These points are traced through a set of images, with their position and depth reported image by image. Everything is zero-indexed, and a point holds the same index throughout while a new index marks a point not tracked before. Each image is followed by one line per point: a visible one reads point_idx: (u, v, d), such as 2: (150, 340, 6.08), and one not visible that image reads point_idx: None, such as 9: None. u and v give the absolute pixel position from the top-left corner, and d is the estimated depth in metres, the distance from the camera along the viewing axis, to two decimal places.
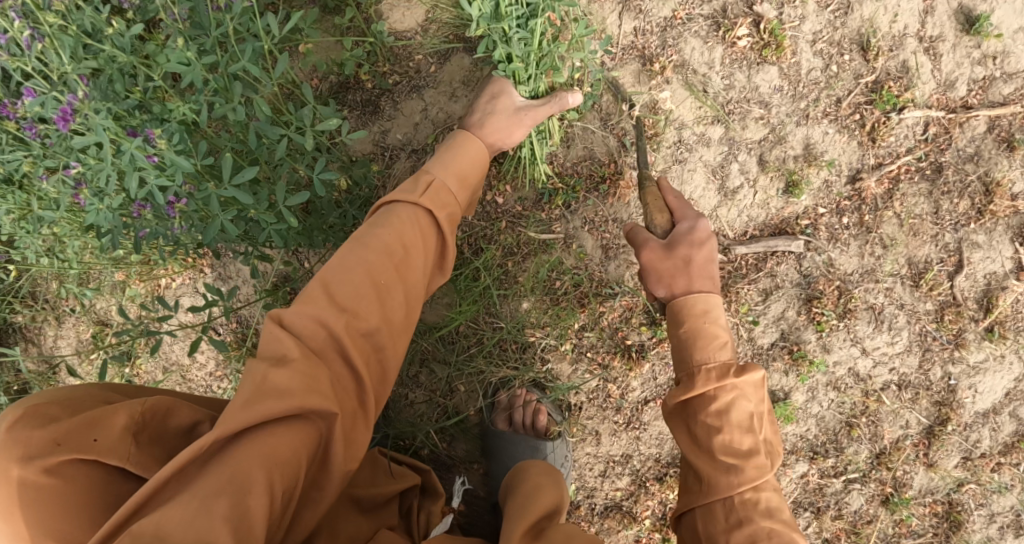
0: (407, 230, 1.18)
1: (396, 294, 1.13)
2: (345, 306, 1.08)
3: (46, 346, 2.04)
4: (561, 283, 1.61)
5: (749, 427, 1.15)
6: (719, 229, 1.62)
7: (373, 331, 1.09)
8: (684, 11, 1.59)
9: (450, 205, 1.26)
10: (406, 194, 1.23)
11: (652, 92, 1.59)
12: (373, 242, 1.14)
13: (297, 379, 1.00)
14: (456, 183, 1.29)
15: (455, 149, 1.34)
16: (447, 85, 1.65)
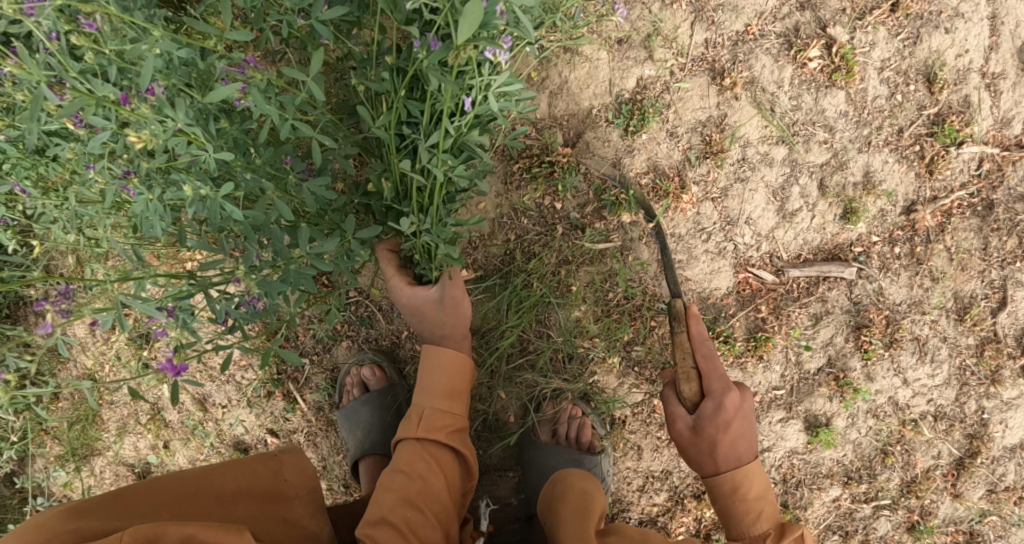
0: (412, 476, 1.33)
1: (431, 503, 1.31)
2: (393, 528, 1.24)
3: (59, 321, 2.03)
4: (612, 294, 1.57)
5: (755, 510, 1.30)
6: (774, 250, 1.60)
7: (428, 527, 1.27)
8: (757, 27, 1.57)
9: (448, 418, 1.42)
10: (405, 433, 1.40)
11: (721, 107, 1.56)
12: (399, 503, 1.28)
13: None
14: (441, 401, 1.42)
15: (431, 362, 1.45)
16: (509, 82, 1.57)
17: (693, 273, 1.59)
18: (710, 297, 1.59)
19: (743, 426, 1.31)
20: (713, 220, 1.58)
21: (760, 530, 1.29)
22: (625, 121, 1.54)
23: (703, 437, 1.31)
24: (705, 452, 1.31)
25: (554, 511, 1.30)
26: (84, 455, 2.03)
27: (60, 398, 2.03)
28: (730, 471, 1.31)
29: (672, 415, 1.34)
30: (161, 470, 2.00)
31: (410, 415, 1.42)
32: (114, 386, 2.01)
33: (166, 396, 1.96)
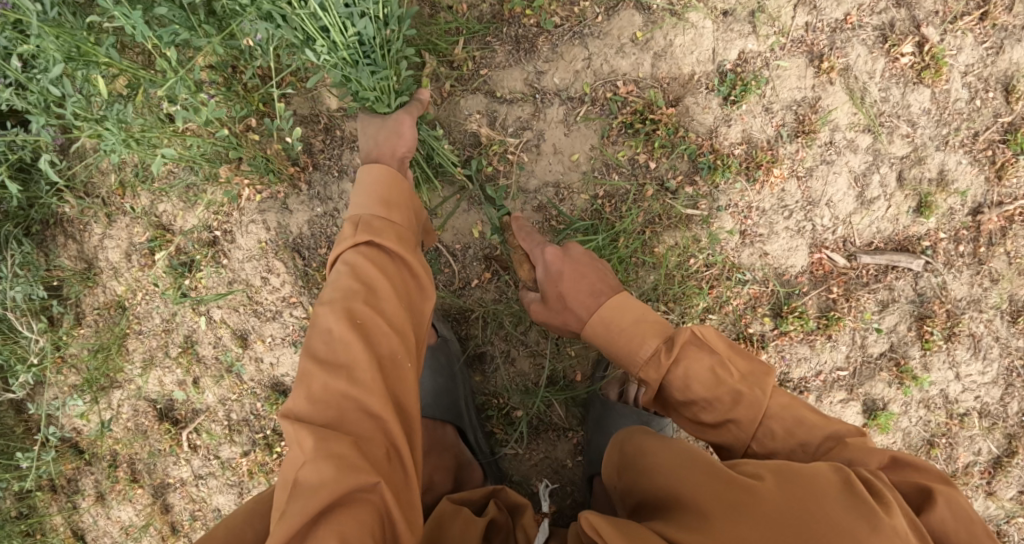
0: (352, 281, 1.23)
1: (376, 299, 1.21)
2: (335, 355, 1.16)
3: (89, 244, 1.91)
4: (693, 261, 1.61)
5: (637, 334, 1.25)
6: (849, 235, 1.62)
7: (375, 324, 1.19)
8: (857, 17, 1.57)
9: (387, 227, 1.31)
10: (343, 242, 1.28)
11: (816, 89, 1.59)
12: (343, 320, 1.17)
13: (326, 413, 1.11)
14: (379, 207, 1.33)
15: (363, 183, 1.37)
16: (614, 39, 1.59)
17: (772, 248, 1.61)
18: (786, 273, 1.62)
19: (581, 274, 1.36)
20: (796, 198, 1.61)
21: (650, 351, 1.23)
22: (723, 91, 1.57)
23: (555, 299, 1.37)
24: (563, 310, 1.36)
25: (635, 467, 1.16)
26: (103, 387, 1.94)
27: (82, 324, 1.93)
28: (591, 315, 1.31)
29: (528, 306, 1.43)
30: (186, 408, 1.92)
31: (348, 226, 1.31)
32: (143, 316, 1.92)
33: (203, 329, 1.87)
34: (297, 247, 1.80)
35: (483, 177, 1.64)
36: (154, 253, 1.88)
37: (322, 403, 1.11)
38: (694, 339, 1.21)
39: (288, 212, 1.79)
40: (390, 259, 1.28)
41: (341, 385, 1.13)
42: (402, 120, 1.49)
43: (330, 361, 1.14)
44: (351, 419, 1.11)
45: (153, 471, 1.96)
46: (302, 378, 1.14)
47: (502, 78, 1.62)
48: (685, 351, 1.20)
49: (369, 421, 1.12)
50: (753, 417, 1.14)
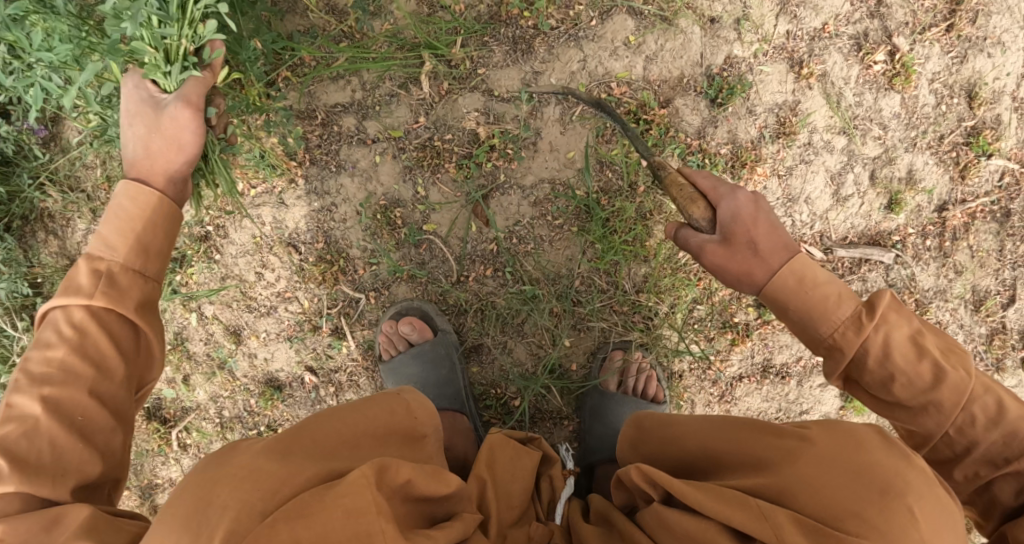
0: (87, 367, 1.12)
1: (63, 382, 1.11)
2: (43, 445, 1.07)
3: (72, 240, 1.93)
4: (682, 254, 1.67)
5: (833, 293, 1.17)
6: (825, 231, 1.72)
7: (67, 403, 1.10)
8: (833, 26, 1.69)
9: (126, 281, 1.20)
10: (67, 314, 1.14)
11: (796, 94, 1.68)
12: (56, 412, 1.08)
13: (12, 508, 1.03)
14: (125, 253, 1.21)
15: (112, 212, 1.23)
16: (608, 42, 1.67)
17: None
18: None
19: (902, 313, 1.16)
20: (777, 195, 1.70)
21: (846, 313, 1.16)
22: (711, 95, 1.66)
23: (876, 331, 1.14)
24: (748, 259, 1.22)
25: (657, 436, 1.21)
26: None
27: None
28: (784, 268, 1.20)
29: (697, 246, 1.26)
30: (175, 406, 1.92)
31: (82, 272, 1.18)
32: None
33: (193, 326, 1.87)
34: (292, 241, 1.81)
35: (481, 173, 1.70)
36: None
37: (23, 509, 1.04)
38: (894, 305, 1.16)
39: (284, 207, 1.80)
40: (124, 323, 1.18)
41: (42, 490, 1.05)
42: (180, 126, 1.34)
43: (28, 464, 1.05)
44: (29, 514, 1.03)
45: (140, 472, 1.97)
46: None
47: (499, 77, 1.70)
48: (889, 317, 1.14)
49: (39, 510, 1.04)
50: (957, 401, 1.11)
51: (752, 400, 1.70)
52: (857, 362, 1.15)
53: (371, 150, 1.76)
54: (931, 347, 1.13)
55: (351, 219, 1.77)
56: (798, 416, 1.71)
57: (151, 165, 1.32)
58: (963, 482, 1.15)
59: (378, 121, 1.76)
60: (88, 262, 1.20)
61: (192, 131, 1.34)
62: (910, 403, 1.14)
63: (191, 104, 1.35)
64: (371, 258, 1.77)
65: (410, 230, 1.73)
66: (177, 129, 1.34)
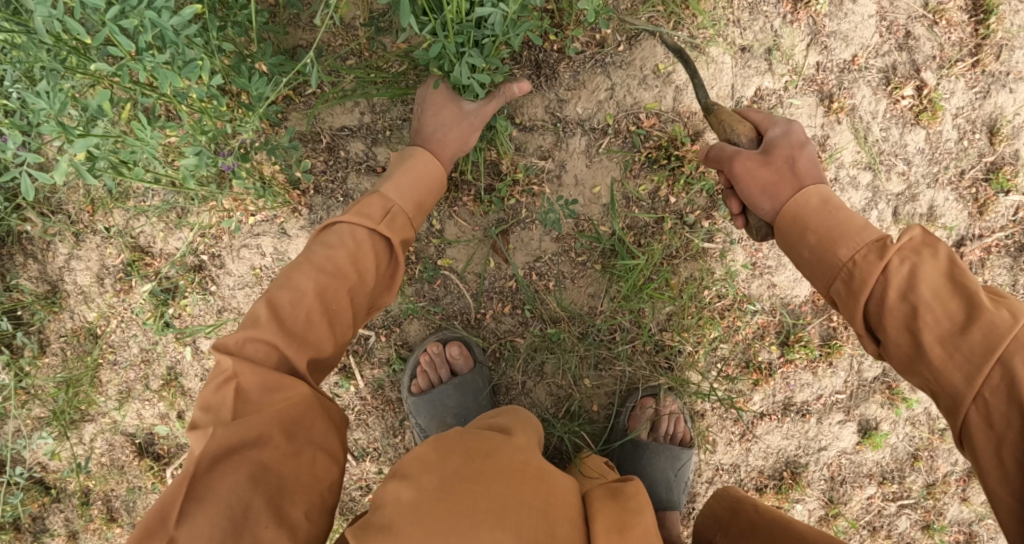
0: (354, 283, 1.24)
1: (340, 307, 1.22)
2: (293, 328, 1.17)
3: (54, 265, 1.91)
4: (707, 292, 1.64)
5: (859, 219, 1.16)
6: None
7: (324, 332, 1.20)
8: (862, 59, 1.65)
9: (406, 228, 1.33)
10: (353, 229, 1.27)
11: (825, 128, 1.65)
12: (321, 295, 1.20)
13: (256, 353, 1.12)
14: (412, 209, 1.35)
15: (409, 165, 1.39)
16: (637, 69, 1.60)
17: (780, 279, 1.67)
18: (791, 302, 1.68)
19: (936, 252, 1.08)
20: None
21: (873, 240, 1.12)
22: None
23: (900, 261, 1.07)
24: (781, 172, 1.28)
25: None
26: (73, 421, 1.95)
27: (47, 352, 1.94)
28: (808, 189, 1.24)
29: (733, 153, 1.32)
30: (170, 443, 1.95)
31: (375, 205, 1.32)
32: (118, 345, 1.93)
33: (188, 360, 1.89)
34: None
35: (503, 208, 1.61)
36: (131, 277, 1.88)
37: (265, 360, 1.13)
38: (928, 244, 1.09)
39: (286, 237, 1.75)
40: (389, 261, 1.31)
41: (286, 352, 1.15)
42: (466, 129, 1.47)
43: (288, 330, 1.15)
44: (271, 371, 1.12)
45: (133, 509, 1.99)
46: (255, 326, 1.14)
47: (522, 106, 1.58)
48: (919, 252, 1.08)
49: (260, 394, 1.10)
50: (991, 349, 0.97)
51: (773, 437, 1.70)
52: (877, 296, 1.08)
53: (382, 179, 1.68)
54: (970, 287, 1.03)
55: None
56: (815, 452, 1.72)
57: (433, 138, 1.45)
58: (1015, 471, 0.96)
59: (390, 147, 1.68)
60: (380, 199, 1.33)
61: (457, 149, 1.46)
62: (935, 349, 1.02)
63: (467, 124, 1.46)
64: None
65: (424, 265, 1.65)
66: (471, 126, 1.46)
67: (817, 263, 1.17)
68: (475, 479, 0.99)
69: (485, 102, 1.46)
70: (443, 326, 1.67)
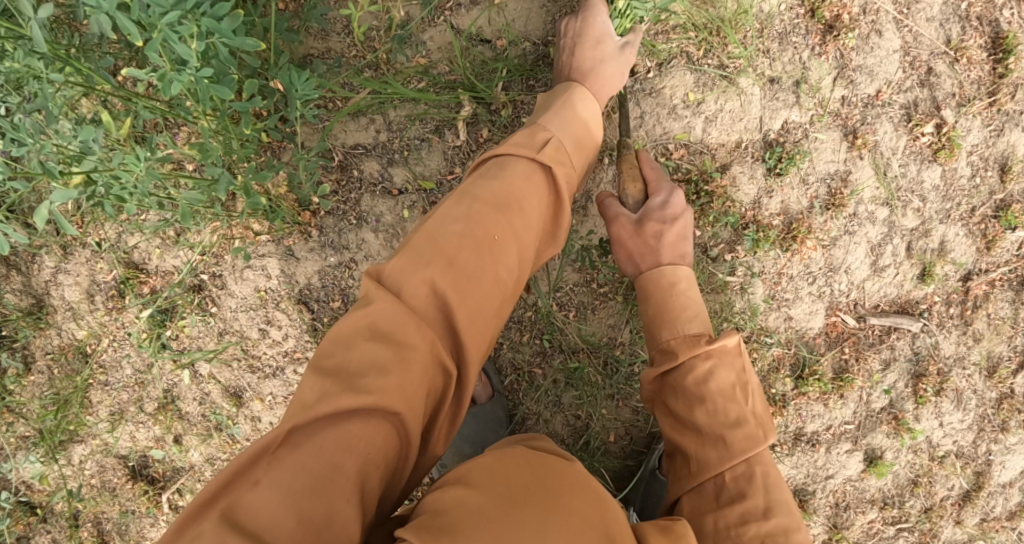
0: (495, 268, 1.10)
1: (506, 246, 1.12)
2: (453, 257, 1.07)
3: (39, 279, 1.91)
4: (726, 325, 1.66)
5: (690, 306, 1.36)
6: (859, 299, 1.72)
7: (492, 275, 1.10)
8: (886, 94, 1.65)
9: (564, 161, 1.26)
10: (480, 199, 1.13)
11: (847, 164, 1.65)
12: (482, 232, 1.10)
13: (410, 288, 1.04)
14: (572, 143, 1.29)
15: (569, 102, 1.36)
16: (667, 99, 1.58)
17: (796, 312, 1.69)
18: (805, 334, 1.71)
19: (698, 315, 1.36)
20: (820, 264, 1.68)
21: (681, 284, 1.39)
22: (769, 162, 1.60)
23: (677, 291, 1.38)
24: (649, 244, 1.41)
25: None
26: (63, 442, 1.94)
27: (33, 370, 1.92)
28: (669, 234, 1.41)
29: (616, 213, 1.46)
30: (165, 466, 1.89)
31: (540, 138, 1.25)
32: (110, 366, 1.88)
33: (187, 384, 1.81)
34: (305, 298, 1.68)
35: None
36: (123, 295, 1.83)
37: (424, 299, 1.04)
38: (691, 283, 1.40)
39: (294, 259, 1.66)
40: (552, 192, 1.21)
41: (441, 290, 1.05)
42: (616, 71, 1.47)
43: (446, 260, 1.06)
44: (417, 314, 1.03)
45: (126, 532, 1.95)
46: (410, 252, 1.07)
47: None
48: (683, 290, 1.39)
49: (414, 334, 1.01)
50: (698, 382, 1.28)
51: (783, 466, 1.73)
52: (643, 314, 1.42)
53: (398, 202, 1.60)
54: (699, 309, 1.37)
55: None
56: (823, 480, 1.75)
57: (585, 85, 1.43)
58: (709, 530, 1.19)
59: (408, 169, 1.59)
60: (536, 129, 1.28)
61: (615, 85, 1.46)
62: (676, 374, 1.31)
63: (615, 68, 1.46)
64: None
65: None
66: (613, 74, 1.46)
67: (654, 326, 1.37)
68: (542, 503, 0.90)
69: (620, 55, 1.47)
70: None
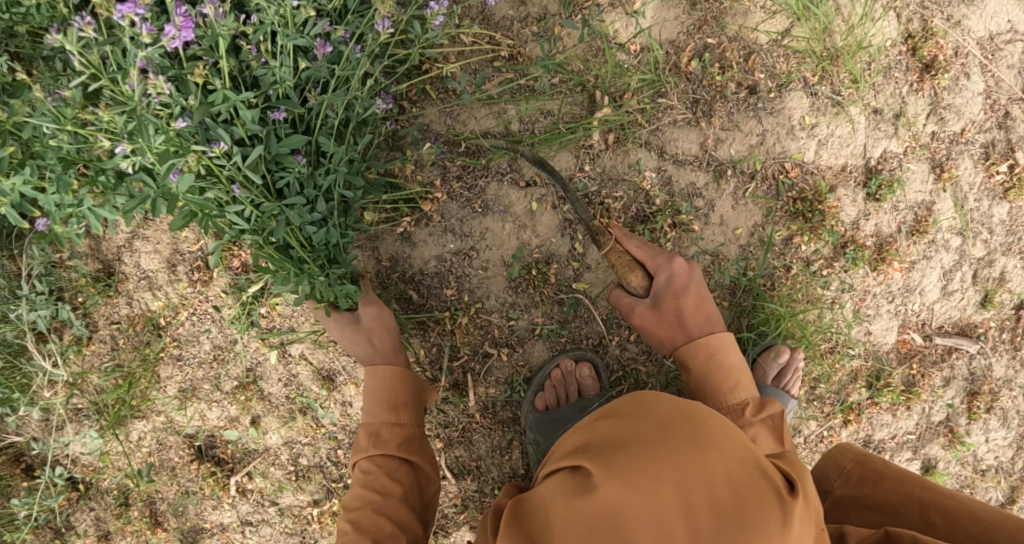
0: (383, 481, 1.45)
1: (387, 463, 1.47)
2: (354, 508, 1.44)
3: (110, 244, 1.80)
4: (816, 335, 1.76)
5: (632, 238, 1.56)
6: (929, 319, 1.85)
7: (388, 466, 1.47)
8: (969, 133, 1.79)
9: (395, 434, 1.49)
10: (358, 452, 1.48)
11: (932, 194, 1.78)
12: (360, 485, 1.45)
13: (343, 528, 1.44)
14: (383, 412, 1.50)
15: (370, 387, 1.53)
16: (786, 119, 1.68)
17: (875, 327, 1.80)
18: (880, 349, 1.82)
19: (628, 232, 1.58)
20: (898, 285, 1.80)
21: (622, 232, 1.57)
22: (871, 188, 1.72)
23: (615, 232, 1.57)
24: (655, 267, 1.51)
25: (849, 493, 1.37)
26: (123, 419, 1.83)
27: (93, 339, 1.82)
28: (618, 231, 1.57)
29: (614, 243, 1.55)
30: (236, 448, 1.83)
31: (377, 384, 1.52)
32: (184, 341, 1.81)
33: (272, 363, 1.77)
34: (416, 283, 1.67)
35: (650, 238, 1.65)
36: (212, 268, 1.76)
37: (353, 504, 1.44)
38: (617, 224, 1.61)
39: (410, 242, 1.66)
40: (401, 425, 1.51)
41: (351, 525, 1.42)
42: (390, 331, 1.59)
43: (353, 514, 1.43)
44: (354, 509, 1.44)
45: (182, 515, 1.88)
46: (341, 522, 1.45)
47: (676, 139, 1.65)
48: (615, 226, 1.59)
49: (352, 519, 1.43)
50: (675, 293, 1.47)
51: None
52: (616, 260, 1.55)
53: (527, 194, 1.64)
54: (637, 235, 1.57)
55: (495, 267, 1.66)
56: None
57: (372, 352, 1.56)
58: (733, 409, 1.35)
59: (537, 162, 1.64)
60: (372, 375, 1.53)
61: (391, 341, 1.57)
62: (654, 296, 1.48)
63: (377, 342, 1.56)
64: (510, 312, 1.67)
65: (560, 285, 1.66)
66: (386, 326, 1.57)
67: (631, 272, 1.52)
68: (684, 436, 1.03)
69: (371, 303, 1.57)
70: (569, 348, 1.69)
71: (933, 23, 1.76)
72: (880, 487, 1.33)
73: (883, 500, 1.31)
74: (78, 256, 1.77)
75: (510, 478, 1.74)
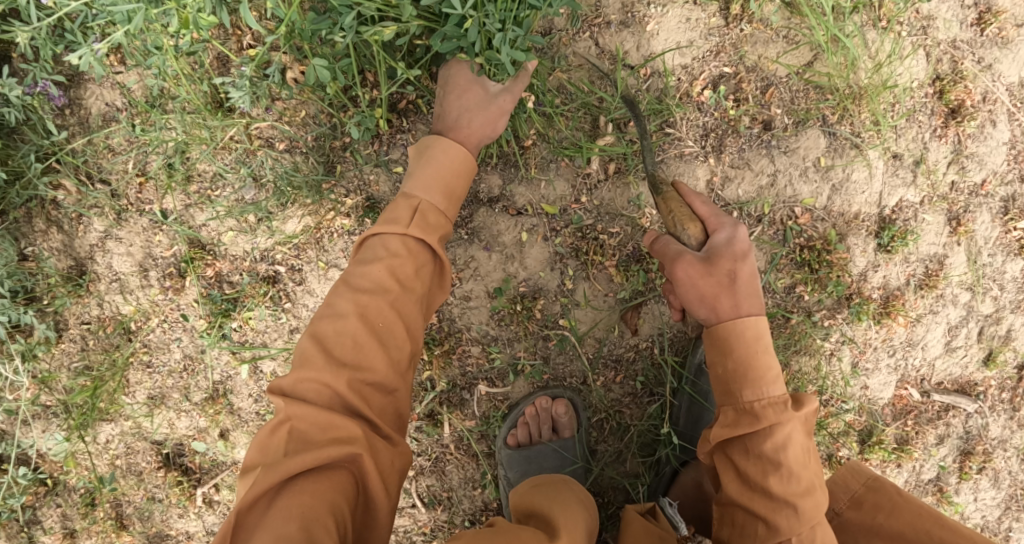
0: (409, 271, 1.27)
1: (416, 264, 1.29)
2: (366, 301, 1.24)
3: (83, 242, 1.73)
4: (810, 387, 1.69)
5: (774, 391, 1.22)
6: (928, 375, 1.74)
7: (418, 264, 1.29)
8: (990, 185, 1.67)
9: (439, 223, 1.33)
10: (394, 222, 1.29)
11: (945, 248, 1.68)
12: (388, 268, 1.26)
13: (338, 318, 1.23)
14: (440, 200, 1.34)
15: (430, 157, 1.34)
16: (800, 159, 1.63)
17: (872, 382, 1.72)
18: (873, 403, 1.73)
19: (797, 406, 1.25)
20: (901, 339, 1.71)
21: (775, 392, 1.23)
22: (882, 239, 1.65)
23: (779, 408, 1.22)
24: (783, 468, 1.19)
25: (865, 524, 1.37)
26: (90, 423, 1.77)
27: (62, 339, 1.75)
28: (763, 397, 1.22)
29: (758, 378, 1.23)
30: (204, 459, 1.79)
31: (429, 166, 1.34)
32: (155, 347, 1.75)
33: (243, 379, 1.74)
34: None
35: (643, 277, 1.59)
36: (186, 276, 1.71)
37: (358, 297, 1.24)
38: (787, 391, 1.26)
39: None
40: (442, 225, 1.34)
41: (359, 318, 1.23)
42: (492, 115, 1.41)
43: (365, 303, 1.24)
44: (370, 298, 1.24)
45: (148, 520, 1.83)
46: (338, 304, 1.25)
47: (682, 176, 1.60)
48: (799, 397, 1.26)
49: (363, 310, 1.24)
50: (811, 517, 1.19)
51: None
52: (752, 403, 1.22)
53: (519, 224, 1.59)
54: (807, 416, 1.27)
55: (480, 297, 1.61)
56: None
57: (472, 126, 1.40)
58: None
59: (532, 190, 1.58)
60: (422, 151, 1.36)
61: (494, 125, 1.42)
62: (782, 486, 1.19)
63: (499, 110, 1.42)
64: (493, 343, 1.62)
65: (547, 321, 1.61)
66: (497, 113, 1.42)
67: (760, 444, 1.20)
68: None
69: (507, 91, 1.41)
70: (550, 386, 1.62)
71: (963, 65, 1.64)
72: (891, 517, 1.35)
73: (896, 530, 1.33)
74: (49, 253, 1.70)
75: (481, 511, 1.69)
